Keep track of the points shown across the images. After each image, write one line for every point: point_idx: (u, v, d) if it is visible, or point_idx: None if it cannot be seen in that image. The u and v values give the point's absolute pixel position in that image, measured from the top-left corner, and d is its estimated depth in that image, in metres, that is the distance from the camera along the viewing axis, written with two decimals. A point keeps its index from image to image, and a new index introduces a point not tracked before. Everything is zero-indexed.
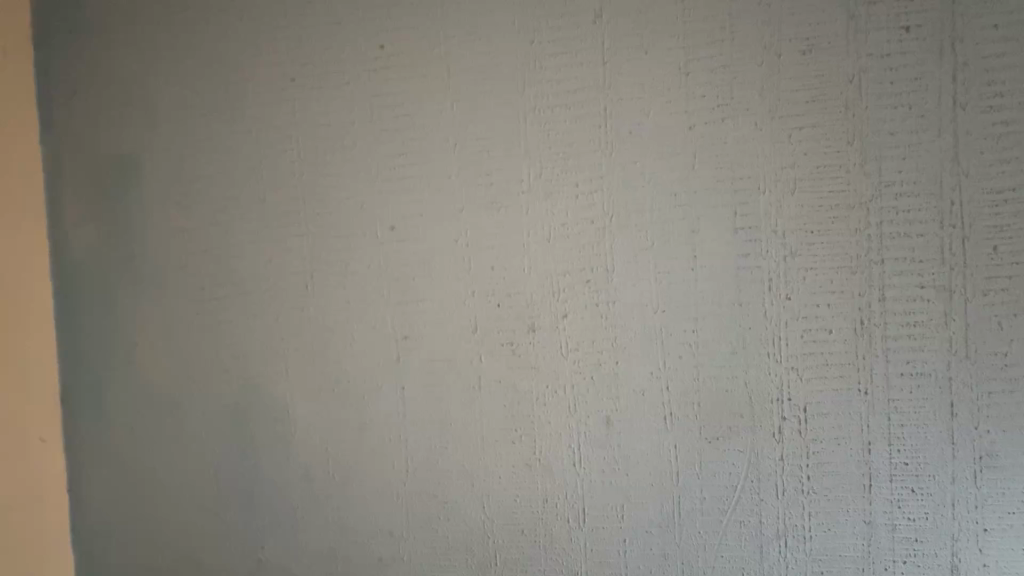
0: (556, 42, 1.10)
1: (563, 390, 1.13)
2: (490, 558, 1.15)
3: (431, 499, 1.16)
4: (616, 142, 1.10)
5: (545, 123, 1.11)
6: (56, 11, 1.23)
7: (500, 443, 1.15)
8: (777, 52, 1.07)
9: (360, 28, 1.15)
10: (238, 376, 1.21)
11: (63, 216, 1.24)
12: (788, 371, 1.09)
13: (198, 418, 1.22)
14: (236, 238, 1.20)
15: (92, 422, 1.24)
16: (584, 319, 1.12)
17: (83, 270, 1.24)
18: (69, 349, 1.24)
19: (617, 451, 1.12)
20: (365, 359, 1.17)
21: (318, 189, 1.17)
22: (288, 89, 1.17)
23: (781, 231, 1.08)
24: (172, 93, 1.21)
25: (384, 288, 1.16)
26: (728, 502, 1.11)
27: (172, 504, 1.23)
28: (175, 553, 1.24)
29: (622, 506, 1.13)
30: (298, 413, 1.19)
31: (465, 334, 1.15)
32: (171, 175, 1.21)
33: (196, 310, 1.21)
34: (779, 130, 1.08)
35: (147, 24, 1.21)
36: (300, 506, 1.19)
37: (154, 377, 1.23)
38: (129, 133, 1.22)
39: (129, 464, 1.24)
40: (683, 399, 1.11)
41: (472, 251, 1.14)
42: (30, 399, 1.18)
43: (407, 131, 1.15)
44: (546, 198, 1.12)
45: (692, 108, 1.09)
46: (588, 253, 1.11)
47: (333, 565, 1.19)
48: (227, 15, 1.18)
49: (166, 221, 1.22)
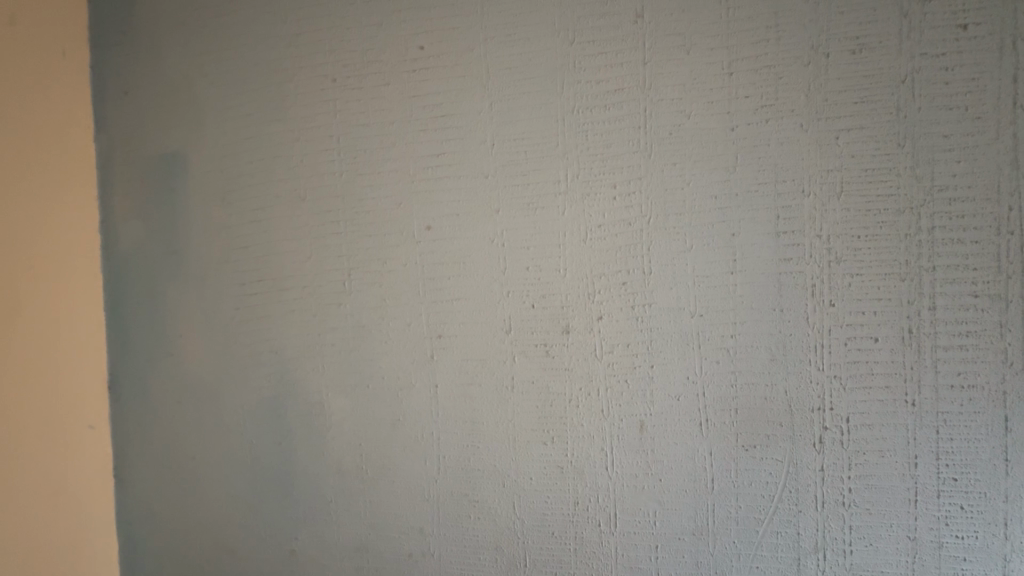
0: (595, 42, 1.10)
1: (596, 392, 1.12)
2: (519, 559, 1.15)
3: (462, 498, 1.17)
4: (655, 143, 1.09)
5: (583, 124, 1.11)
6: (112, 13, 1.28)
7: (531, 444, 1.14)
8: (824, 52, 1.04)
9: (400, 29, 1.16)
10: (275, 369, 1.23)
11: (114, 211, 1.29)
12: (830, 380, 1.06)
13: (237, 409, 1.25)
14: (276, 235, 1.23)
15: (138, 411, 1.29)
16: (618, 322, 1.11)
17: (132, 264, 1.28)
18: (118, 339, 1.29)
19: (651, 456, 1.11)
20: (399, 356, 1.18)
21: (357, 188, 1.19)
22: (329, 89, 1.20)
23: (826, 236, 1.05)
24: (218, 94, 1.24)
25: (420, 287, 1.17)
26: (764, 513, 1.08)
27: (210, 493, 1.27)
28: (213, 540, 1.27)
29: (653, 511, 1.11)
30: (332, 408, 1.21)
31: (499, 334, 1.15)
32: (215, 173, 1.25)
33: (237, 305, 1.25)
34: (826, 132, 1.05)
35: (196, 26, 1.25)
36: (334, 500, 1.21)
37: (196, 369, 1.27)
38: (177, 132, 1.26)
39: (171, 452, 1.28)
40: (720, 405, 1.09)
41: (507, 251, 1.14)
42: (85, 386, 1.23)
43: (445, 131, 1.15)
44: (582, 199, 1.11)
45: (734, 108, 1.07)
46: (624, 255, 1.10)
47: (364, 559, 1.21)
48: (272, 17, 1.21)
49: (210, 217, 1.25)
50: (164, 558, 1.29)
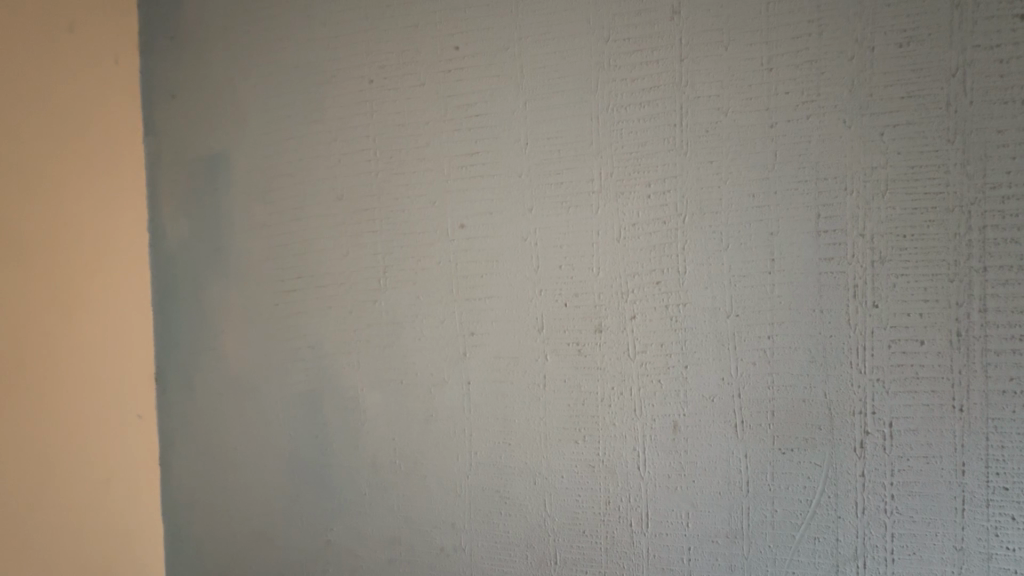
0: (631, 40, 1.09)
1: (629, 392, 1.12)
2: (550, 556, 1.16)
3: (493, 494, 1.18)
4: (691, 141, 1.08)
5: (618, 123, 1.10)
6: (160, 19, 1.33)
7: (562, 443, 1.15)
8: (870, 46, 1.01)
9: (435, 30, 1.18)
10: (312, 364, 1.27)
11: (162, 210, 1.34)
12: (873, 383, 1.03)
13: (275, 402, 1.29)
14: (313, 233, 1.26)
15: (182, 402, 1.34)
16: (652, 321, 1.10)
17: (178, 261, 1.33)
18: (165, 333, 1.35)
19: (684, 457, 1.10)
20: (432, 353, 1.20)
21: (392, 187, 1.21)
22: (366, 90, 1.22)
23: (869, 235, 1.02)
24: (260, 96, 1.28)
25: (453, 285, 1.19)
26: (802, 518, 1.06)
27: (249, 483, 1.31)
28: (252, 528, 1.32)
29: (686, 513, 1.10)
30: (367, 403, 1.24)
31: (531, 332, 1.15)
32: (256, 173, 1.29)
33: (276, 301, 1.28)
34: (870, 127, 1.02)
35: (239, 30, 1.29)
36: (368, 492, 1.24)
37: (237, 363, 1.31)
38: (220, 133, 1.31)
39: (213, 442, 1.33)
40: (756, 408, 1.07)
41: (540, 250, 1.14)
42: (134, 378, 1.28)
43: (479, 131, 1.16)
44: (616, 198, 1.11)
45: (774, 105, 1.05)
46: (659, 254, 1.09)
47: (398, 551, 1.23)
48: (311, 20, 1.24)
49: (251, 216, 1.29)
50: (206, 544, 1.34)
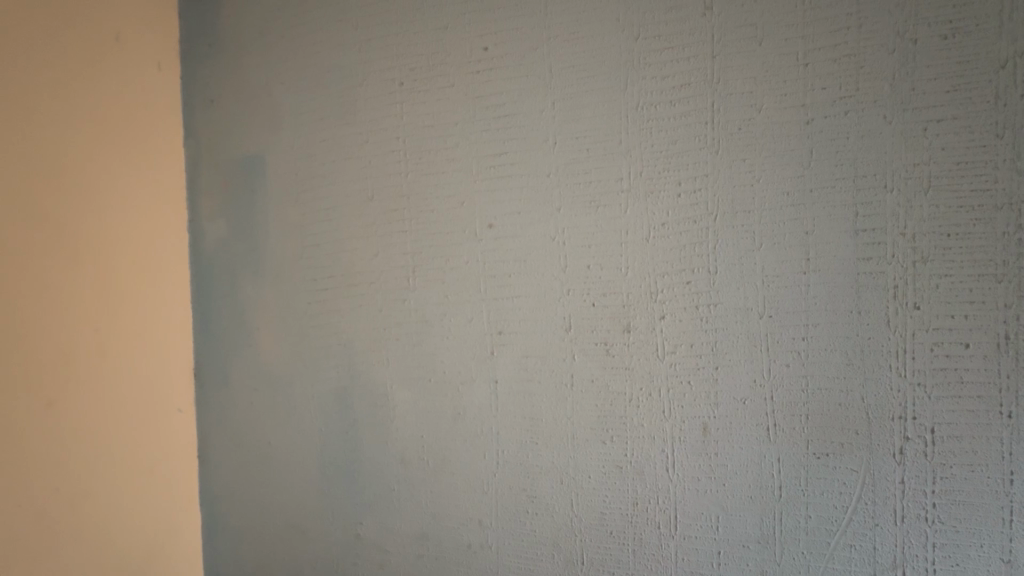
0: (661, 37, 1.08)
1: (657, 393, 1.11)
2: (577, 556, 1.16)
3: (521, 493, 1.18)
4: (723, 138, 1.06)
5: (647, 121, 1.09)
6: (200, 27, 1.38)
7: (590, 443, 1.14)
8: (912, 38, 0.98)
9: (464, 32, 1.19)
10: (343, 362, 1.29)
11: (201, 211, 1.38)
12: (914, 387, 1.00)
13: (307, 398, 1.32)
14: (345, 233, 1.29)
15: (219, 396, 1.39)
16: (682, 322, 1.09)
17: (215, 260, 1.38)
18: (203, 330, 1.39)
19: (714, 459, 1.08)
20: (460, 352, 1.21)
21: (421, 188, 1.23)
22: (396, 92, 1.24)
23: (910, 234, 0.99)
24: (294, 99, 1.31)
25: (481, 284, 1.20)
26: (838, 525, 1.03)
27: (283, 476, 1.35)
28: (285, 520, 1.35)
29: (716, 517, 1.08)
30: (397, 400, 1.26)
31: (559, 331, 1.15)
32: (290, 175, 1.32)
33: (309, 300, 1.32)
34: (912, 123, 0.98)
35: (274, 36, 1.32)
36: (397, 488, 1.26)
37: (271, 359, 1.35)
38: (256, 137, 1.35)
39: (248, 436, 1.37)
40: (790, 411, 1.05)
41: (568, 249, 1.14)
42: (174, 373, 1.33)
43: (508, 131, 1.17)
44: (646, 197, 1.10)
45: (810, 101, 1.02)
46: (689, 254, 1.08)
47: (426, 547, 1.25)
48: (343, 25, 1.27)
49: (284, 217, 1.33)
50: (242, 535, 1.39)
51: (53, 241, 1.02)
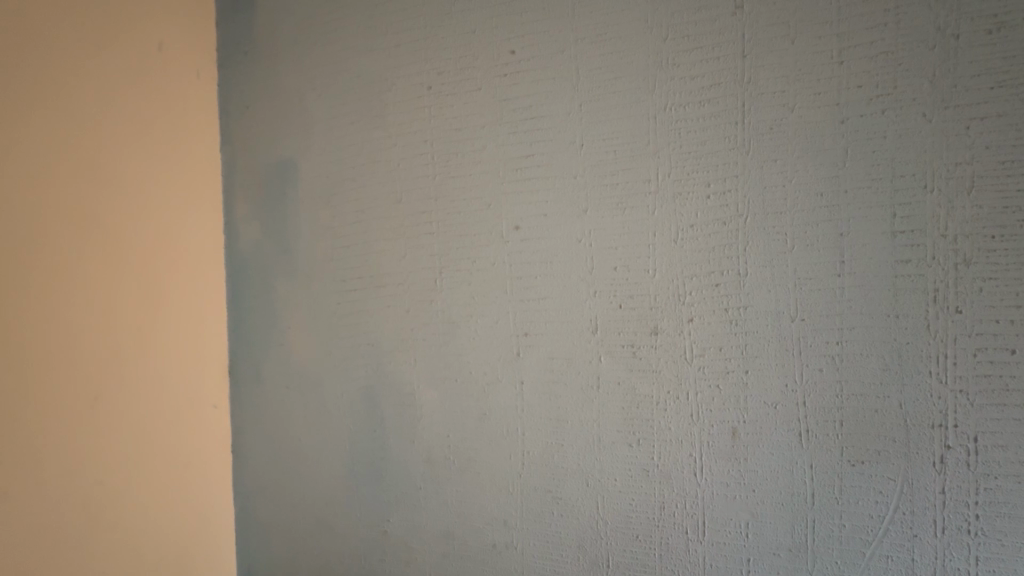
0: (690, 37, 1.07)
1: (685, 396, 1.09)
2: (602, 559, 1.15)
3: (545, 494, 1.19)
4: (754, 139, 1.04)
5: (675, 122, 1.08)
6: (236, 36, 1.42)
7: (615, 446, 1.14)
8: (954, 34, 0.95)
9: (492, 35, 1.20)
10: (372, 361, 1.32)
11: (236, 213, 1.43)
12: (955, 394, 0.96)
13: (336, 397, 1.35)
14: (374, 235, 1.31)
15: (252, 393, 1.43)
16: (711, 324, 1.08)
17: (249, 262, 1.42)
18: (237, 329, 1.44)
19: (744, 465, 1.06)
20: (486, 353, 1.22)
21: (448, 190, 1.25)
22: (425, 96, 1.26)
23: (952, 235, 0.96)
24: (324, 104, 1.35)
25: (507, 285, 1.21)
26: (874, 535, 1.00)
27: (312, 472, 1.38)
28: (314, 515, 1.38)
29: (745, 523, 1.07)
30: (423, 399, 1.27)
31: (585, 333, 1.15)
32: (321, 178, 1.35)
33: (339, 300, 1.35)
34: (954, 120, 0.95)
35: (306, 43, 1.36)
36: (423, 487, 1.28)
37: (302, 358, 1.38)
38: (289, 141, 1.38)
39: (279, 433, 1.41)
40: (823, 417, 1.02)
41: (595, 251, 1.14)
42: (210, 370, 1.38)
43: (536, 133, 1.18)
44: (674, 199, 1.09)
45: (845, 100, 1.00)
46: (719, 256, 1.07)
47: (451, 545, 1.26)
48: (373, 31, 1.30)
49: (315, 219, 1.36)
50: (273, 529, 1.42)
51: (98, 245, 1.07)
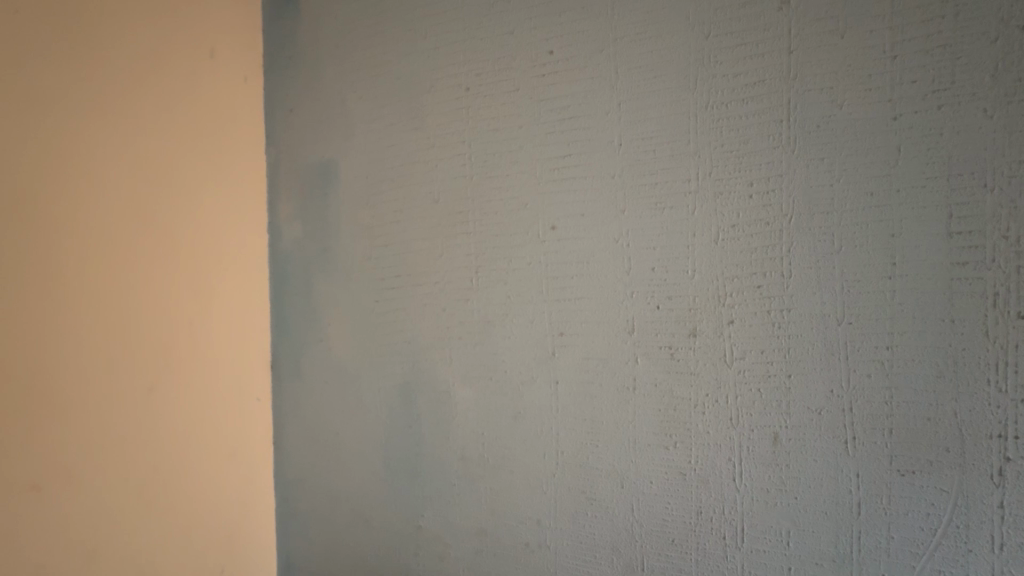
0: (733, 34, 1.05)
1: (724, 400, 1.07)
2: (636, 562, 1.15)
3: (579, 495, 1.19)
4: (799, 137, 1.02)
5: (717, 120, 1.07)
6: (281, 41, 1.47)
7: (652, 448, 1.13)
8: (1019, 25, 0.90)
9: (530, 36, 1.21)
10: (408, 358, 1.34)
11: (280, 213, 1.48)
12: (1016, 404, 0.92)
13: (373, 392, 1.38)
14: (411, 234, 1.34)
15: (293, 387, 1.47)
16: (753, 327, 1.05)
17: (292, 260, 1.47)
18: (279, 326, 1.48)
19: (785, 471, 1.04)
20: (521, 352, 1.23)
21: (486, 190, 1.26)
22: (462, 97, 1.27)
23: (1014, 237, 0.91)
24: (365, 106, 1.38)
25: (543, 285, 1.21)
26: (924, 548, 0.96)
27: (349, 465, 1.42)
28: (351, 508, 1.42)
29: (786, 531, 1.04)
30: (459, 396, 1.29)
31: (622, 333, 1.15)
32: (361, 179, 1.39)
33: (376, 298, 1.38)
34: (1018, 116, 0.91)
35: (348, 47, 1.39)
36: (457, 483, 1.29)
37: (341, 354, 1.42)
38: (330, 142, 1.42)
39: (318, 427, 1.45)
40: (870, 424, 0.99)
41: (633, 251, 1.13)
42: (253, 364, 1.43)
43: (573, 133, 1.18)
44: (715, 198, 1.07)
45: (898, 96, 0.96)
46: (761, 257, 1.04)
47: (484, 542, 1.27)
48: (413, 34, 1.32)
49: (354, 219, 1.40)
50: (311, 520, 1.46)
51: (153, 242, 1.13)
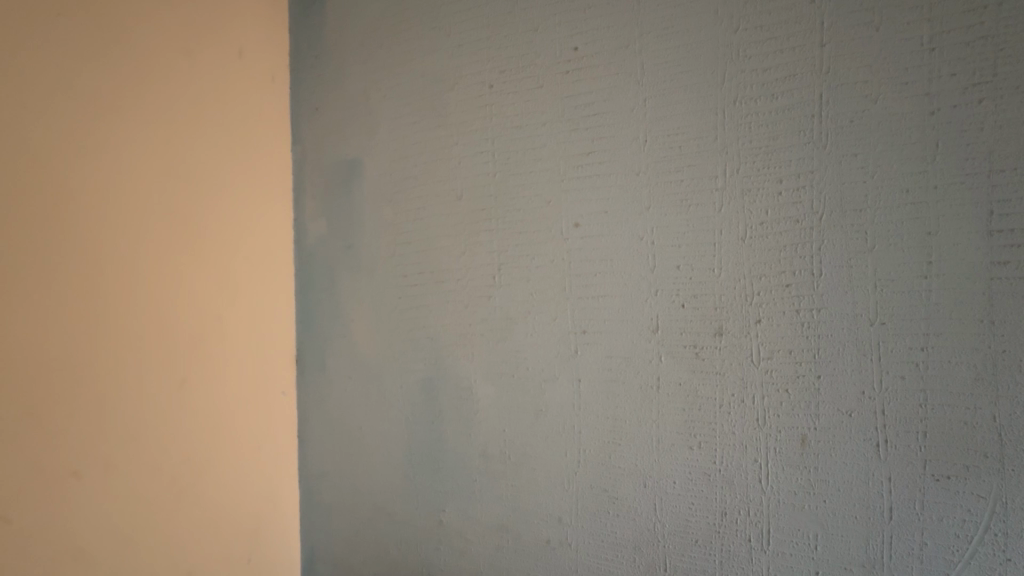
0: (763, 28, 1.03)
1: (750, 400, 1.06)
2: (658, 562, 1.14)
3: (601, 493, 1.18)
4: (831, 132, 0.99)
5: (745, 116, 1.05)
6: (307, 40, 1.49)
7: (675, 449, 1.12)
8: None
9: (555, 33, 1.20)
10: (430, 355, 1.35)
11: (305, 211, 1.50)
12: None
13: (396, 388, 1.40)
14: (434, 232, 1.34)
15: (317, 382, 1.49)
16: (781, 327, 1.04)
17: (316, 257, 1.49)
18: (304, 321, 1.51)
19: (813, 474, 1.02)
20: (543, 349, 1.23)
21: (509, 188, 1.26)
22: (486, 95, 1.28)
23: None
24: (389, 104, 1.39)
25: (566, 282, 1.20)
26: (960, 555, 0.94)
27: (372, 460, 1.43)
28: (373, 503, 1.43)
29: (814, 535, 1.02)
30: (480, 393, 1.29)
31: (646, 332, 1.14)
32: (385, 177, 1.40)
33: (400, 295, 1.39)
34: None
35: (373, 46, 1.41)
36: (478, 479, 1.30)
37: (364, 351, 1.44)
38: (354, 141, 1.44)
39: (341, 421, 1.47)
40: (903, 427, 0.96)
41: (657, 249, 1.12)
42: (279, 359, 1.45)
43: (598, 130, 1.17)
44: (743, 196, 1.05)
45: (936, 89, 0.94)
46: (790, 255, 1.03)
47: (505, 538, 1.28)
48: (437, 32, 1.33)
49: (378, 217, 1.41)
50: (335, 513, 1.49)
51: (182, 238, 1.15)
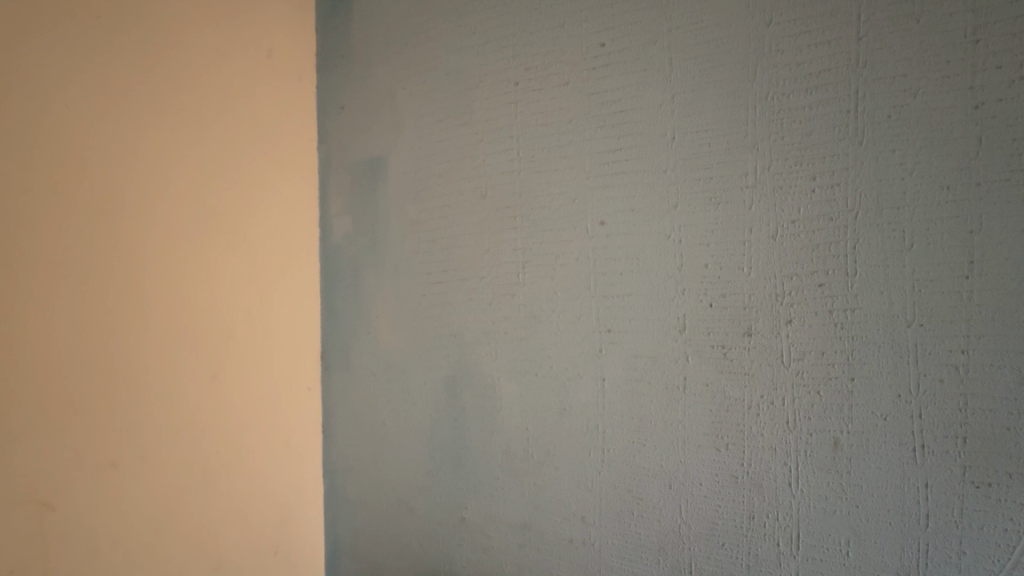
0: (797, 21, 1.01)
1: (780, 402, 1.04)
2: (683, 564, 1.12)
3: (625, 493, 1.17)
4: (867, 128, 0.97)
5: (777, 112, 1.03)
6: (334, 40, 1.51)
7: (701, 450, 1.10)
8: None
9: (581, 30, 1.19)
10: (454, 352, 1.36)
11: (331, 208, 1.52)
12: None
13: (419, 384, 1.40)
14: (458, 229, 1.35)
15: (342, 378, 1.51)
16: (812, 327, 1.01)
17: (342, 254, 1.50)
18: (330, 318, 1.52)
19: (845, 478, 1.00)
20: (568, 348, 1.22)
21: (534, 185, 1.25)
22: (512, 92, 1.27)
23: None
24: (414, 103, 1.39)
25: (592, 280, 1.20)
26: (1001, 565, 0.91)
27: (395, 456, 1.45)
28: (397, 498, 1.45)
29: (846, 541, 1.00)
30: (504, 391, 1.29)
31: (672, 331, 1.12)
32: (409, 175, 1.41)
33: (424, 292, 1.40)
34: None
35: (399, 44, 1.41)
36: (501, 477, 1.30)
37: (388, 347, 1.45)
38: (379, 139, 1.45)
39: (365, 417, 1.49)
40: (942, 432, 0.93)
41: (685, 247, 1.11)
42: (305, 354, 1.47)
43: (624, 127, 1.16)
44: (774, 193, 1.03)
45: (980, 82, 0.90)
46: (823, 254, 1.00)
47: (528, 536, 1.28)
48: (462, 30, 1.33)
49: (403, 214, 1.42)
50: (358, 507, 1.50)
51: (211, 234, 1.18)
